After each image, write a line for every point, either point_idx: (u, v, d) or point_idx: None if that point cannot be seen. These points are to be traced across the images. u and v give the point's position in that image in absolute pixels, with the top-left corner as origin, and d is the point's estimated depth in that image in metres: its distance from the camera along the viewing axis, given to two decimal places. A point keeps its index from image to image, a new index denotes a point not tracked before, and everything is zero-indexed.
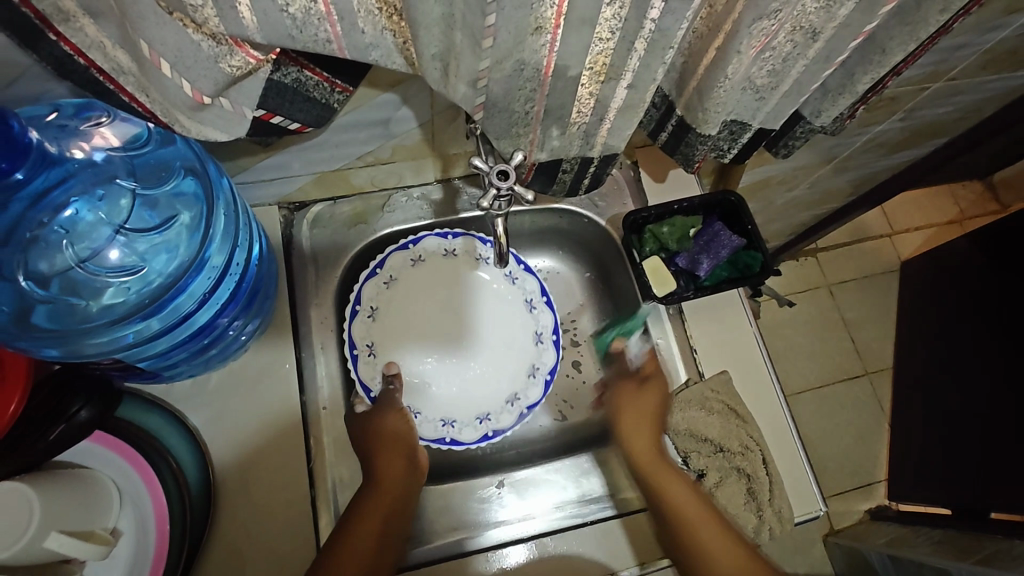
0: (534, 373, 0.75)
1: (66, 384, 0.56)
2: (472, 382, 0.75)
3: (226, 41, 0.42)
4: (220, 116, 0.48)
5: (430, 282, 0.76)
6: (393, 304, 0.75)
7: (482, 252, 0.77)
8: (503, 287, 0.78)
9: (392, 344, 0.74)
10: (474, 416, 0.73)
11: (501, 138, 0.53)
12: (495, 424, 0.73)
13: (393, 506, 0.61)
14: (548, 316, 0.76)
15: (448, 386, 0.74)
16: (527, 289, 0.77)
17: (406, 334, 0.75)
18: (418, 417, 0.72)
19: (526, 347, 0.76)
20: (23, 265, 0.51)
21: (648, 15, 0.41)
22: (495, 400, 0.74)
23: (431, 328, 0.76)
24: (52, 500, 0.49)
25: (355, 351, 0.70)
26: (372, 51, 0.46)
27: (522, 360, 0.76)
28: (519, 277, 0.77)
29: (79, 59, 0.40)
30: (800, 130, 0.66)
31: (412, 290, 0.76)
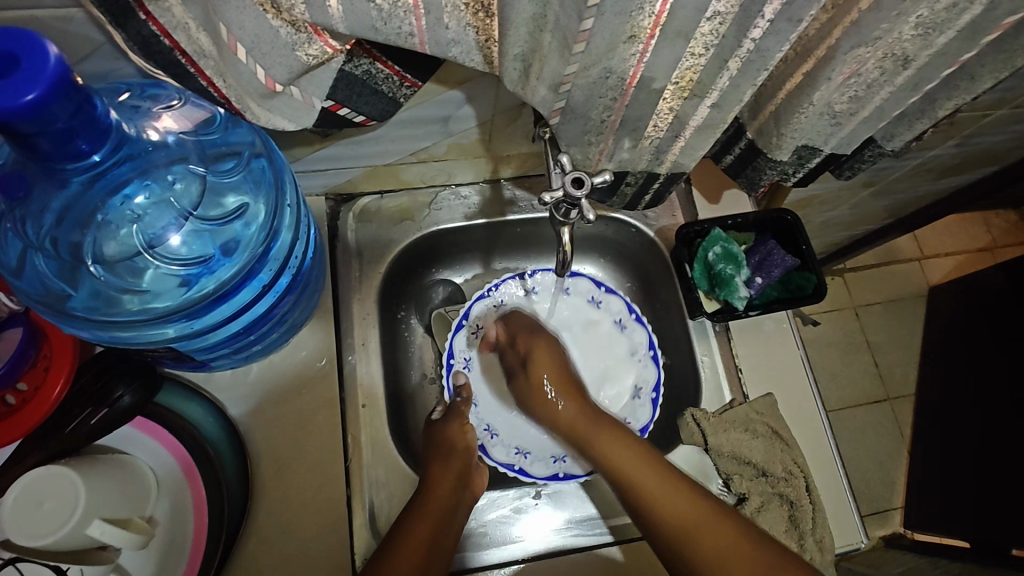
0: (637, 394, 0.74)
1: (109, 370, 0.55)
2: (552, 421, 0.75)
3: (306, 28, 0.40)
4: (289, 105, 0.47)
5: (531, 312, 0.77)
6: (500, 326, 0.76)
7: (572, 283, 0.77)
8: (587, 308, 0.77)
9: (489, 368, 0.75)
10: (549, 456, 0.71)
11: (572, 146, 0.52)
12: (569, 467, 0.69)
13: (442, 519, 0.58)
14: (641, 333, 0.75)
15: None
16: (613, 309, 0.76)
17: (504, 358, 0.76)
18: (495, 440, 0.72)
19: (621, 365, 0.76)
20: (82, 245, 0.49)
21: (748, 34, 0.40)
22: (545, 450, 0.72)
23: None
24: (95, 483, 0.48)
25: (451, 361, 0.73)
26: (453, 47, 0.44)
27: (615, 382, 0.75)
28: (603, 300, 0.77)
29: (165, 40, 0.39)
30: (870, 153, 0.65)
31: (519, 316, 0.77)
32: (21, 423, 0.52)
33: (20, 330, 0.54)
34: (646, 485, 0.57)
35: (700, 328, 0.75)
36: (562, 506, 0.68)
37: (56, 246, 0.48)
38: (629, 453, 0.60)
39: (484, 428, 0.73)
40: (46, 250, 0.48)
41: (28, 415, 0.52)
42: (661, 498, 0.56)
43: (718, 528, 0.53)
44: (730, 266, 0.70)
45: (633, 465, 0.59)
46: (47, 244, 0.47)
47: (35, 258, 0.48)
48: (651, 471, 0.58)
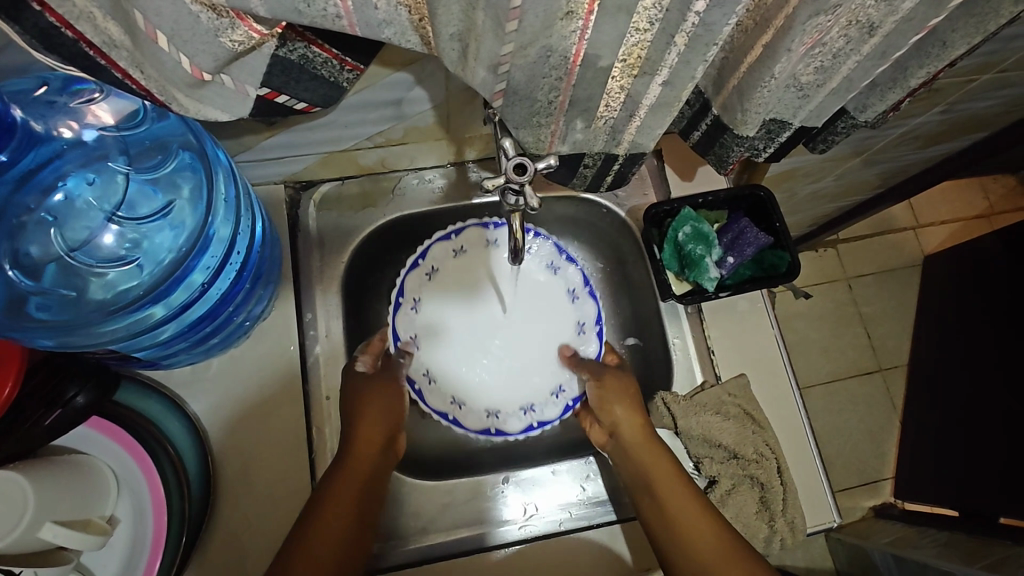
0: (581, 330, 0.73)
1: (60, 371, 0.54)
2: (509, 363, 0.73)
3: (227, 14, 0.38)
4: (221, 94, 0.45)
5: (466, 275, 0.73)
6: (434, 296, 0.72)
7: (496, 235, 0.72)
8: (516, 259, 0.73)
9: (440, 349, 0.71)
10: (517, 408, 0.71)
11: (520, 128, 0.50)
12: (540, 415, 0.71)
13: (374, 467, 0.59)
14: (574, 271, 0.73)
15: (489, 368, 0.73)
16: (541, 254, 0.73)
17: (504, 318, 0.73)
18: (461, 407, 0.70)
19: (562, 309, 0.74)
20: (14, 250, 0.50)
21: (692, 7, 0.37)
22: (511, 402, 0.72)
23: (474, 333, 0.73)
24: (44, 487, 0.48)
25: (401, 299, 0.69)
26: (385, 28, 0.42)
27: (560, 328, 0.74)
28: (531, 245, 0.73)
29: (66, 33, 0.36)
30: (842, 126, 0.62)
31: (452, 281, 0.72)
32: None
33: None
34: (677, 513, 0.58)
35: (672, 310, 0.74)
36: (532, 493, 0.67)
37: None
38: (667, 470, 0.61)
39: (424, 375, 0.70)
40: None
41: None
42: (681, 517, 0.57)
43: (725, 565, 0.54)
44: (701, 246, 0.68)
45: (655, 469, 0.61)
46: None
47: None
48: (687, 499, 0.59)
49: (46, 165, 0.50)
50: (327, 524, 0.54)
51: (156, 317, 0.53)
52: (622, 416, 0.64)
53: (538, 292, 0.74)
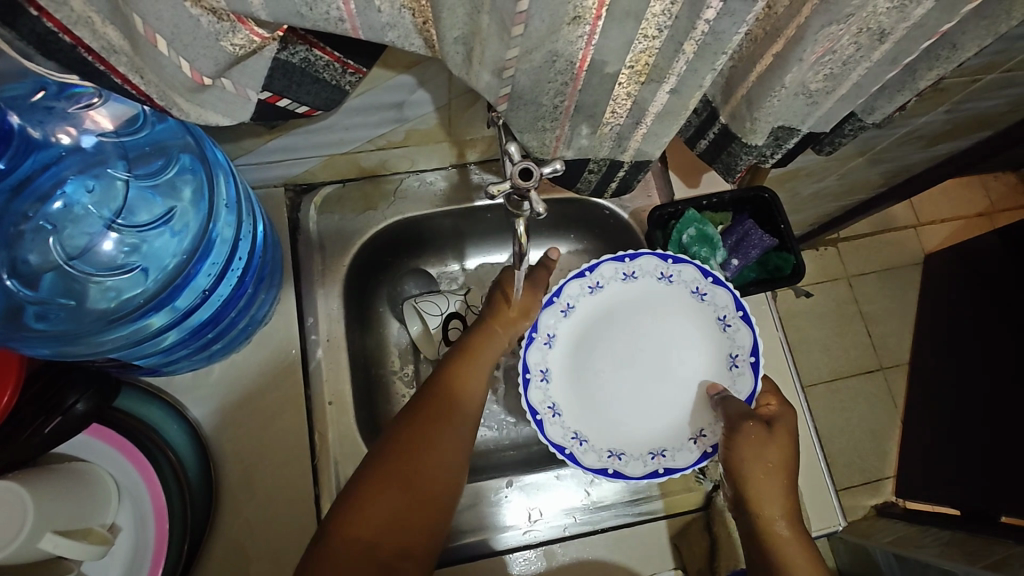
0: (734, 364, 0.63)
1: (59, 379, 0.54)
2: (654, 398, 0.65)
3: (228, 17, 0.38)
4: (221, 98, 0.44)
5: (605, 309, 0.66)
6: (575, 334, 0.66)
7: (635, 267, 0.65)
8: (659, 287, 0.66)
9: (572, 388, 0.65)
10: (646, 451, 0.63)
11: (524, 132, 0.49)
12: (671, 461, 0.62)
13: (429, 473, 0.52)
14: (723, 295, 0.63)
15: (632, 408, 0.65)
16: (686, 279, 0.65)
17: (647, 340, 0.66)
18: (586, 443, 0.62)
19: (710, 341, 0.65)
20: (13, 258, 0.50)
21: (702, 15, 0.37)
22: (642, 445, 0.63)
23: (620, 367, 0.66)
24: (45, 494, 0.47)
25: (535, 334, 0.64)
26: (388, 31, 0.41)
27: (708, 362, 0.65)
28: (674, 270, 0.65)
29: (64, 37, 0.35)
30: (849, 128, 0.62)
31: (590, 320, 0.66)
32: None
33: None
34: (782, 550, 0.52)
35: None
36: (536, 497, 0.67)
37: None
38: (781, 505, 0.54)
39: (540, 369, 0.64)
40: None
41: None
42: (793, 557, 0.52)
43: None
44: (705, 248, 0.68)
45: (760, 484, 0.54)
46: None
47: None
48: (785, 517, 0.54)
49: (44, 171, 0.50)
50: (354, 546, 0.47)
51: (155, 327, 0.52)
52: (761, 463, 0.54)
53: (682, 315, 0.66)
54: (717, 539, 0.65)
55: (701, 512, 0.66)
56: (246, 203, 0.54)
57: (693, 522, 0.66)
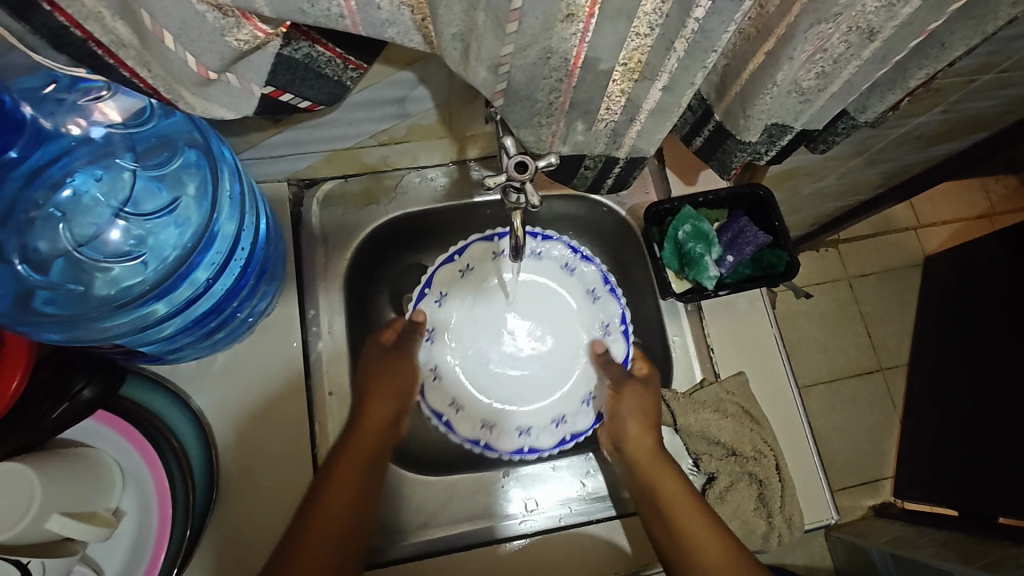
0: (607, 331, 0.73)
1: (67, 364, 0.55)
2: (552, 376, 0.72)
3: (232, 13, 0.39)
4: (226, 93, 0.45)
5: (476, 291, 0.73)
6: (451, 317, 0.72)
7: (500, 245, 0.72)
8: (531, 264, 0.73)
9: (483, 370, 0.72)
10: (550, 421, 0.70)
11: (521, 127, 0.50)
12: (573, 426, 0.70)
13: (376, 444, 0.61)
14: (592, 271, 0.73)
15: (531, 386, 0.72)
16: (556, 255, 0.74)
17: (544, 320, 0.74)
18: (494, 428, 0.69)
19: (583, 308, 0.74)
20: (22, 246, 0.51)
21: (692, 14, 0.38)
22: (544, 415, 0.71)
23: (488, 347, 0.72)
24: (53, 480, 0.48)
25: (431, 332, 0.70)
26: (388, 28, 0.42)
27: (578, 328, 0.73)
28: (543, 247, 0.73)
29: (75, 32, 0.37)
30: (843, 126, 0.63)
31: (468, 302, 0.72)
32: None
33: None
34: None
35: (672, 307, 0.74)
36: (532, 488, 0.68)
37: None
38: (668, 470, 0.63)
39: (455, 359, 0.71)
40: None
41: None
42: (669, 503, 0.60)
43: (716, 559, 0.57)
44: (701, 245, 0.68)
45: (698, 526, 0.59)
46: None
47: None
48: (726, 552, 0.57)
49: (54, 161, 0.51)
50: (332, 504, 0.55)
51: (160, 313, 0.54)
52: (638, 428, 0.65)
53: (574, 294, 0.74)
54: None
55: None
56: (248, 201, 0.56)
57: None
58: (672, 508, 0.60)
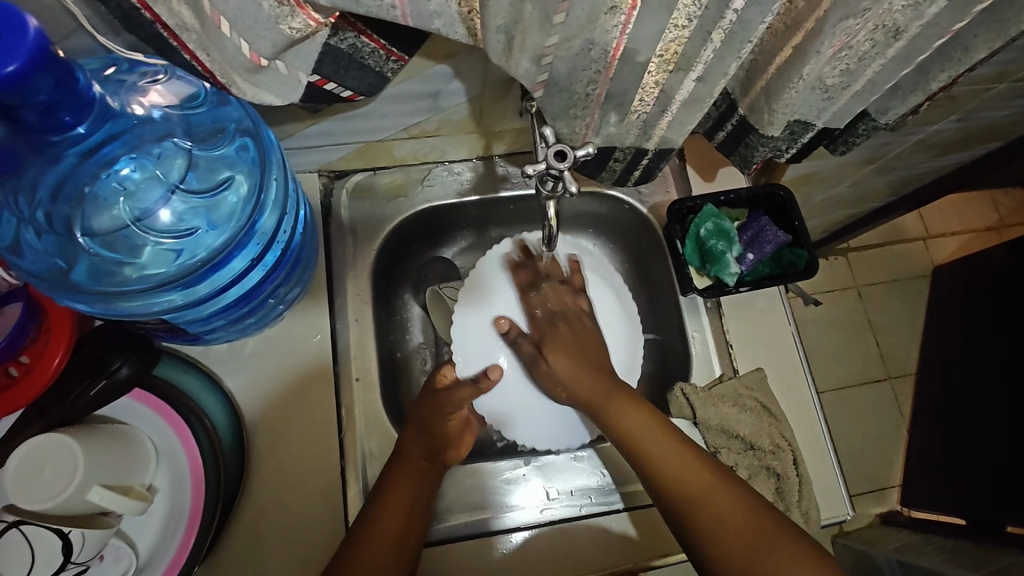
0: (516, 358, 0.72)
1: (111, 343, 0.57)
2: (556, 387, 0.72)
3: (288, 2, 0.40)
4: (275, 80, 0.47)
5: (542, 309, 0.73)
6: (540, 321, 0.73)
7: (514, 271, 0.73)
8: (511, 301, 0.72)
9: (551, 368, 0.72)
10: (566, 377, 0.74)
11: (557, 118, 0.53)
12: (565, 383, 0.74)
13: (410, 505, 0.60)
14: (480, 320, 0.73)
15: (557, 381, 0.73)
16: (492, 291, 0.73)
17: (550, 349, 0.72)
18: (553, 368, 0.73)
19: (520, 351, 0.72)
20: (75, 219, 0.50)
21: (731, 5, 0.40)
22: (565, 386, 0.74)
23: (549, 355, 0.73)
24: (94, 451, 0.50)
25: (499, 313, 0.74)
26: (435, 19, 0.44)
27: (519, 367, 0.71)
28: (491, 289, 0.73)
29: (145, 13, 0.39)
30: (863, 127, 0.65)
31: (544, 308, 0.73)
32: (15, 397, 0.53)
33: (19, 305, 0.54)
34: (697, 503, 0.58)
35: (692, 305, 0.75)
36: (549, 476, 0.69)
37: (51, 221, 0.49)
38: (666, 443, 0.62)
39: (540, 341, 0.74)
40: (40, 225, 0.49)
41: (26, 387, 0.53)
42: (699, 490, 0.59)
43: (760, 541, 0.55)
44: (722, 242, 0.70)
45: (670, 454, 0.61)
46: (40, 217, 0.49)
47: (25, 234, 0.49)
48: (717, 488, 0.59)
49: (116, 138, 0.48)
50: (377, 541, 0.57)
51: (176, 304, 0.53)
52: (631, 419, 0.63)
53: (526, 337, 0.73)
54: None
55: None
56: (289, 192, 0.58)
57: None
58: (633, 442, 0.63)
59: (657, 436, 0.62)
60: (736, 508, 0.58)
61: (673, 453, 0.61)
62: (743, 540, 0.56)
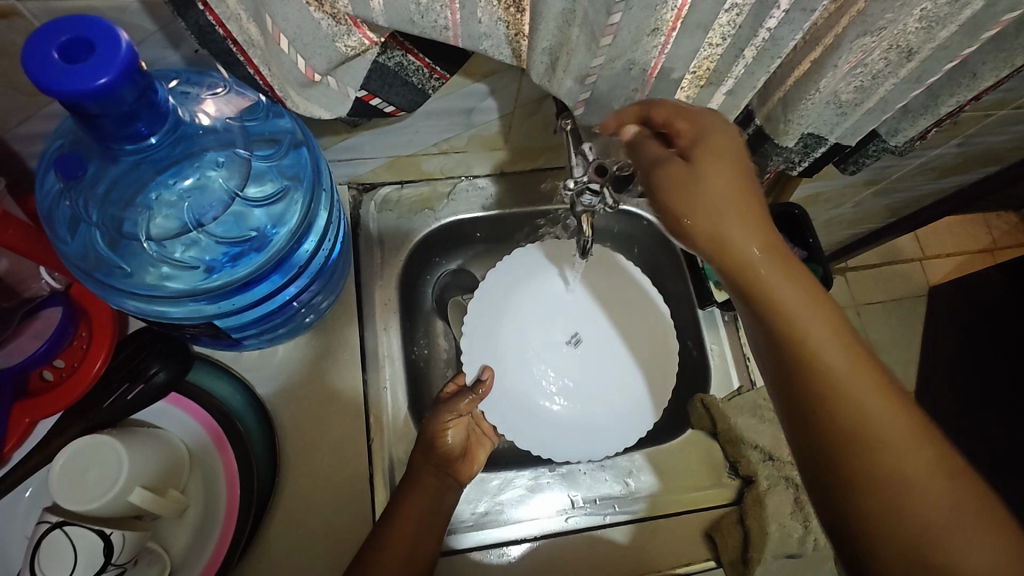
0: (569, 341, 0.75)
1: (148, 346, 0.57)
2: (536, 384, 0.72)
3: (346, 21, 0.43)
4: (325, 95, 0.49)
5: (593, 354, 0.75)
6: (579, 364, 0.74)
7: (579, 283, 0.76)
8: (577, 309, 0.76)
9: (534, 369, 0.73)
10: (539, 396, 0.72)
11: (593, 136, 0.55)
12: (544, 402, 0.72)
13: (420, 525, 0.59)
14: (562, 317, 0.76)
15: (541, 392, 0.72)
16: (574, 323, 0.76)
17: (561, 366, 0.74)
18: (546, 393, 0.72)
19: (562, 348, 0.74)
20: (128, 223, 0.51)
21: (764, 24, 0.42)
22: (533, 388, 0.72)
23: (545, 369, 0.73)
24: (139, 454, 0.51)
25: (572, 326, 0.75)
26: (484, 41, 0.46)
27: (544, 348, 0.74)
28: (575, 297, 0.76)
29: (218, 30, 0.41)
30: (874, 148, 0.68)
31: (588, 361, 0.74)
32: (53, 402, 0.54)
33: (60, 309, 0.56)
34: (815, 344, 0.42)
35: (710, 318, 0.78)
36: (574, 485, 0.70)
37: (105, 223, 0.50)
38: (834, 332, 0.42)
39: (558, 363, 0.74)
40: (94, 225, 0.50)
41: (61, 396, 0.55)
42: (875, 415, 0.40)
43: (876, 406, 0.40)
44: None
45: (807, 341, 0.42)
46: (94, 219, 0.50)
47: (84, 229, 0.50)
48: (861, 366, 0.41)
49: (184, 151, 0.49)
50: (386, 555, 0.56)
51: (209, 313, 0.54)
52: (711, 211, 0.43)
53: (567, 343, 0.75)
54: (749, 531, 0.65)
55: (734, 507, 0.69)
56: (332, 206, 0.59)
57: (726, 515, 0.68)
58: (751, 288, 0.43)
59: (827, 320, 0.42)
60: (850, 362, 0.42)
61: (822, 335, 0.42)
62: (833, 402, 0.41)
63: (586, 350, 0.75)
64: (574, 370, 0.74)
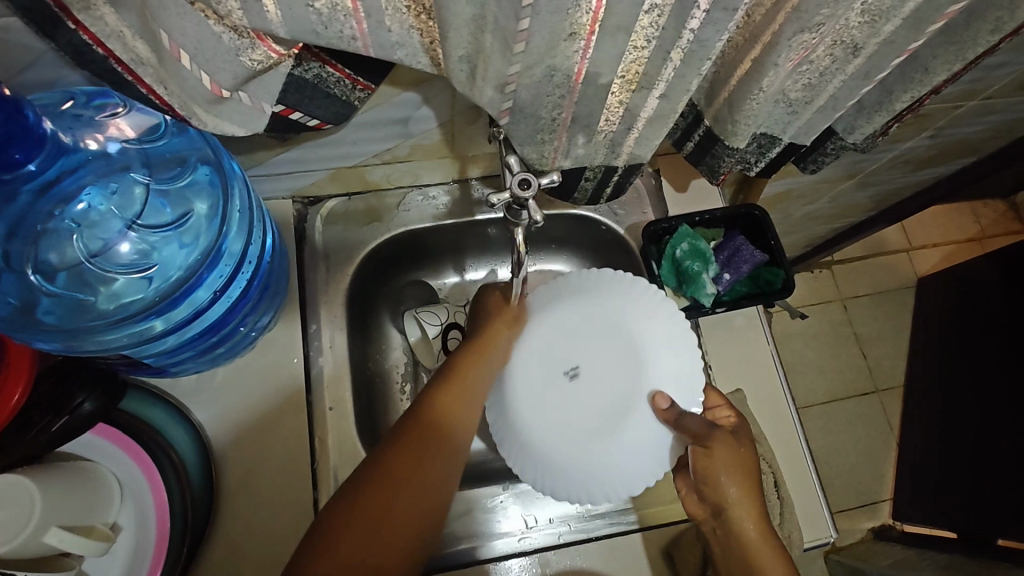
0: (569, 374, 0.58)
1: (70, 372, 0.55)
2: (532, 425, 0.57)
3: (248, 34, 0.39)
4: (238, 110, 0.46)
5: (600, 390, 0.57)
6: (583, 402, 0.57)
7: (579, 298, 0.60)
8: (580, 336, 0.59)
9: (529, 408, 0.57)
10: (533, 438, 0.57)
11: (525, 145, 0.53)
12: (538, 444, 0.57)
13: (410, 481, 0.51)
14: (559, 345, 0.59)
15: (539, 433, 0.57)
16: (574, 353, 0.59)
17: (561, 403, 0.57)
18: (541, 433, 0.57)
19: (559, 380, 0.58)
20: (32, 256, 0.51)
21: (687, 25, 0.40)
22: (528, 430, 0.57)
23: (542, 408, 0.57)
24: (55, 491, 0.48)
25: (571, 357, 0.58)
26: (398, 49, 0.44)
27: (538, 381, 0.58)
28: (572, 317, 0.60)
29: (98, 49, 0.39)
30: (832, 147, 0.65)
31: (594, 399, 0.57)
32: None
33: None
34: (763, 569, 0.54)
35: None
36: (531, 505, 0.68)
37: (9, 260, 0.50)
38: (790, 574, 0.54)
39: (557, 401, 0.57)
40: None
41: None
42: None
43: None
44: (698, 262, 0.70)
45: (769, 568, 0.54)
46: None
47: None
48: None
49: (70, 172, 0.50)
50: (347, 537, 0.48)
51: (157, 330, 0.53)
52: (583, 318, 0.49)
53: (564, 375, 0.58)
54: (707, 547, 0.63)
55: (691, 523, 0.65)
56: (255, 215, 0.57)
57: (685, 531, 0.65)
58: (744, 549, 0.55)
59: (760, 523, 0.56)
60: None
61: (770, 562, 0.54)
62: None
63: (591, 386, 0.57)
64: (578, 407, 0.57)
